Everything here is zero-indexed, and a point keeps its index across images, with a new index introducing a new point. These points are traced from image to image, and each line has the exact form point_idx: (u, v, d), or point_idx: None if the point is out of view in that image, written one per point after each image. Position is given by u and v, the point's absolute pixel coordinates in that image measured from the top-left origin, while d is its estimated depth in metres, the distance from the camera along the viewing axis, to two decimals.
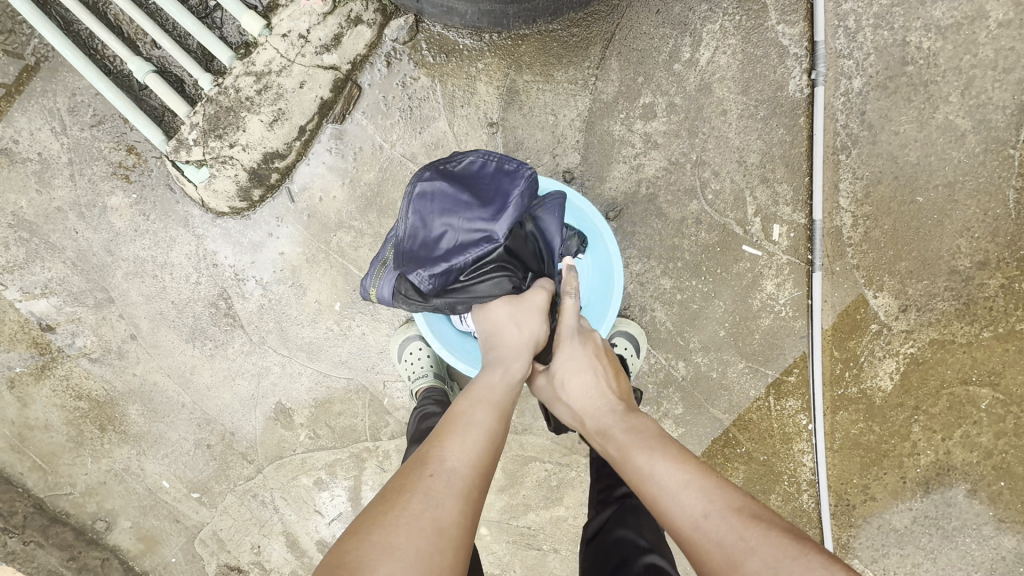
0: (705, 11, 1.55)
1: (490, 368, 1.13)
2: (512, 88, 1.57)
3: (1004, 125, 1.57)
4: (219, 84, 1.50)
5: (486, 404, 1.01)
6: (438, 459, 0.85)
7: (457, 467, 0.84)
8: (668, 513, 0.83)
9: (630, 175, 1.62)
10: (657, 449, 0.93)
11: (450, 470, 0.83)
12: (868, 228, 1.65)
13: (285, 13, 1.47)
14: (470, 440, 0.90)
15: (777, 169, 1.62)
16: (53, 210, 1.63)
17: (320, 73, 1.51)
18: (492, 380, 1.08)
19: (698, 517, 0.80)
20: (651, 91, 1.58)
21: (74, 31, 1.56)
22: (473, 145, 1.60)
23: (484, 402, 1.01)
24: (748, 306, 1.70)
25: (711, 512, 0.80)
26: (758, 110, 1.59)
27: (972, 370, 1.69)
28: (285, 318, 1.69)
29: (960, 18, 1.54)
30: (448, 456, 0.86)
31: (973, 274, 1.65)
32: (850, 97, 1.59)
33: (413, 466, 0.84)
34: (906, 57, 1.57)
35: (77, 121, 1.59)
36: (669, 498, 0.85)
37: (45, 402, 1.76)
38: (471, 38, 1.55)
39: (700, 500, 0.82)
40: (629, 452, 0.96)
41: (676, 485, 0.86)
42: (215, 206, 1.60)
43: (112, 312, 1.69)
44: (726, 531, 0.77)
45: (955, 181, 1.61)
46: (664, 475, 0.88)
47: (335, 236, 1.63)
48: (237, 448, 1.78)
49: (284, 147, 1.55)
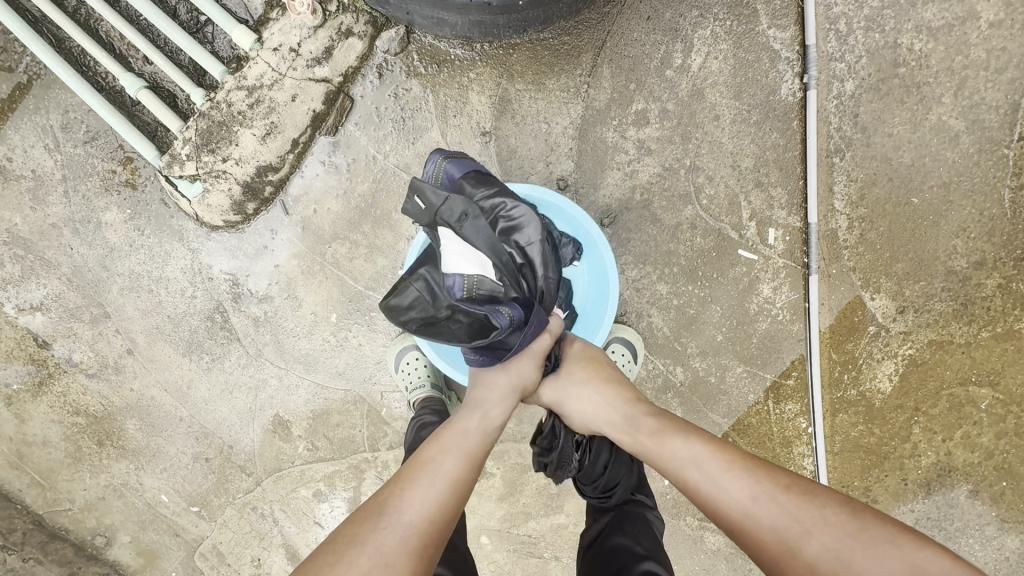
0: (696, 17, 1.55)
1: (470, 408, 1.14)
2: (504, 97, 1.57)
3: (997, 125, 1.57)
4: (211, 99, 1.50)
5: (459, 452, 1.02)
6: (394, 509, 0.88)
7: (416, 512, 0.88)
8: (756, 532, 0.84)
9: (623, 181, 1.62)
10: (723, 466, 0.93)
11: (408, 523, 0.86)
12: (864, 231, 1.65)
13: (276, 27, 1.48)
14: (431, 487, 0.93)
15: (771, 173, 1.62)
16: (48, 226, 1.63)
17: (312, 86, 1.51)
18: (467, 426, 1.09)
19: (783, 534, 0.82)
20: (643, 98, 1.58)
21: (66, 48, 1.56)
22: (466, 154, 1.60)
23: (453, 447, 1.03)
24: (746, 310, 1.70)
25: (802, 522, 0.81)
26: (751, 115, 1.59)
27: (972, 370, 1.69)
28: (282, 331, 1.69)
29: (951, 19, 1.53)
30: (406, 507, 0.89)
31: (970, 274, 1.65)
32: (843, 99, 1.59)
33: (366, 513, 0.88)
34: (898, 59, 1.56)
35: (70, 138, 1.59)
36: (750, 517, 0.86)
37: (42, 419, 1.76)
38: (462, 48, 1.55)
39: (777, 511, 0.84)
40: (696, 467, 0.95)
41: (757, 493, 0.87)
42: (209, 220, 1.60)
43: (109, 327, 1.69)
44: (821, 542, 0.78)
45: (949, 182, 1.60)
46: (738, 489, 0.89)
47: (330, 248, 1.63)
48: (236, 461, 1.78)
49: (277, 160, 1.55)
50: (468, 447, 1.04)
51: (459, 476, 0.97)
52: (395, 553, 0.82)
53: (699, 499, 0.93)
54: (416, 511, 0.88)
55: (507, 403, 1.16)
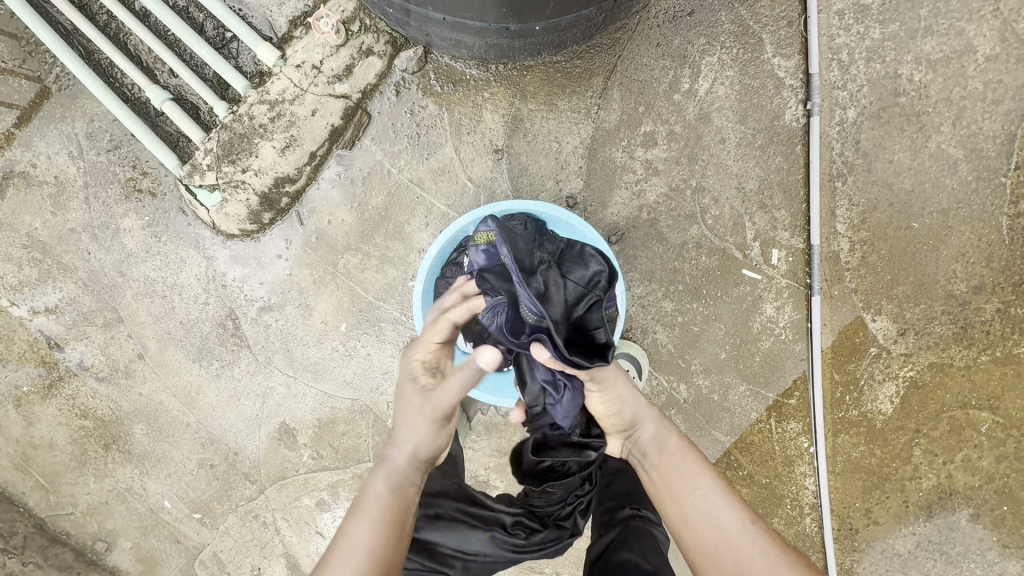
0: (703, 45, 1.60)
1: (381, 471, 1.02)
2: (517, 116, 1.62)
3: (995, 154, 1.61)
4: (234, 112, 1.54)
5: (377, 519, 0.93)
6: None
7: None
8: (709, 530, 0.96)
9: (631, 201, 1.66)
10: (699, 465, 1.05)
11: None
12: (865, 253, 1.68)
13: (299, 45, 1.53)
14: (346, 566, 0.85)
15: (775, 196, 1.66)
16: (67, 231, 1.66)
17: (332, 102, 1.56)
18: (382, 482, 0.99)
19: (734, 534, 0.94)
20: (652, 120, 1.63)
21: (94, 60, 1.60)
22: (479, 170, 1.64)
23: (369, 515, 0.93)
24: (749, 329, 1.72)
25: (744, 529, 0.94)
26: (756, 139, 1.64)
27: (972, 393, 1.71)
28: (292, 339, 1.71)
29: (950, 52, 1.59)
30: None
31: (969, 298, 1.68)
32: (845, 126, 1.64)
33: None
34: (898, 89, 1.61)
35: (93, 146, 1.63)
36: (709, 514, 0.97)
37: (50, 422, 1.77)
38: (478, 68, 1.60)
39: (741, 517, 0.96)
40: (673, 467, 1.05)
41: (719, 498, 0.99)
42: (226, 229, 1.64)
43: (121, 332, 1.72)
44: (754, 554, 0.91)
45: (948, 209, 1.65)
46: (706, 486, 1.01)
47: (342, 258, 1.67)
48: (240, 468, 1.78)
49: (295, 172, 1.59)
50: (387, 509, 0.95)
51: (385, 546, 0.90)
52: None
53: (674, 495, 1.02)
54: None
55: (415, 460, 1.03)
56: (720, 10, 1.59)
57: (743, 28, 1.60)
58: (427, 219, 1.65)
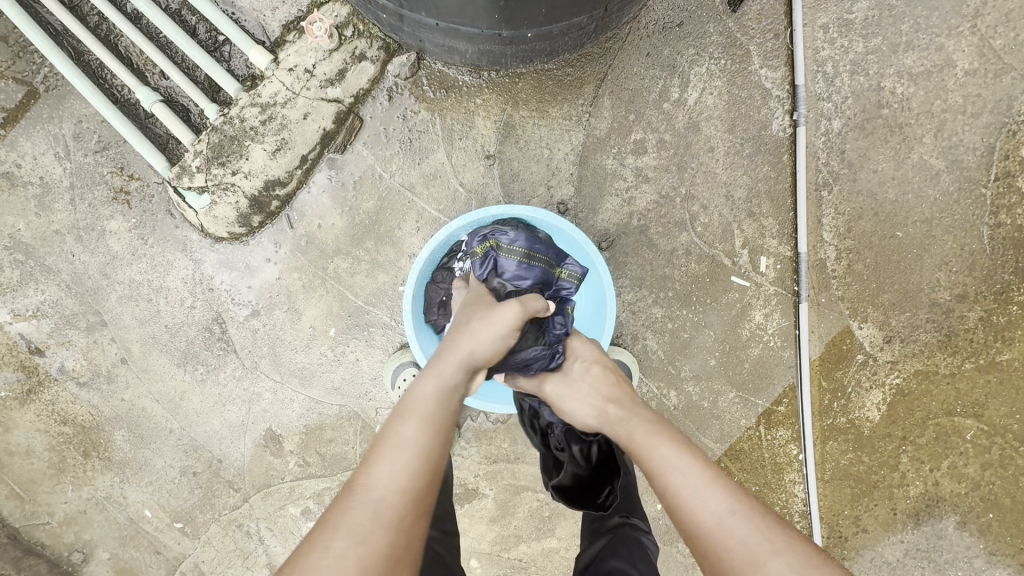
0: (693, 55, 1.63)
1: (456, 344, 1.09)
2: (509, 123, 1.64)
3: (975, 165, 1.65)
4: (224, 114, 1.54)
5: (424, 416, 0.89)
6: (366, 491, 0.77)
7: (395, 485, 0.78)
8: (691, 515, 0.85)
9: (621, 208, 1.68)
10: (677, 450, 0.95)
11: (381, 499, 0.76)
12: (851, 261, 1.71)
13: (292, 49, 1.53)
14: (397, 459, 0.81)
15: (762, 204, 1.68)
16: (51, 233, 1.64)
17: (324, 106, 1.56)
18: (427, 390, 0.95)
19: (716, 520, 0.83)
20: (642, 128, 1.65)
21: (84, 61, 1.59)
22: (470, 176, 1.65)
23: (418, 414, 0.90)
24: (738, 336, 1.74)
25: (735, 511, 0.83)
26: (744, 148, 1.66)
27: (956, 401, 1.73)
28: (280, 344, 1.69)
29: (930, 66, 1.63)
30: (375, 484, 0.78)
31: (953, 306, 1.71)
32: (831, 137, 1.67)
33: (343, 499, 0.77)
34: (881, 101, 1.65)
35: (81, 147, 1.61)
36: (688, 493, 0.87)
37: (27, 428, 1.72)
38: (470, 75, 1.61)
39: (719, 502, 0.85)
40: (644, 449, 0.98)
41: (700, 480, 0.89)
42: (214, 231, 1.62)
43: (104, 335, 1.68)
44: (752, 533, 0.80)
45: (931, 219, 1.68)
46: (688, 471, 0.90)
47: (332, 262, 1.65)
48: (224, 476, 1.75)
49: (286, 175, 1.58)
50: (437, 403, 0.93)
51: (430, 436, 0.87)
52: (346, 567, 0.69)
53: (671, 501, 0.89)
54: (387, 496, 0.76)
55: (464, 367, 1.02)
56: (708, 22, 1.61)
57: (731, 40, 1.63)
58: (418, 224, 1.65)
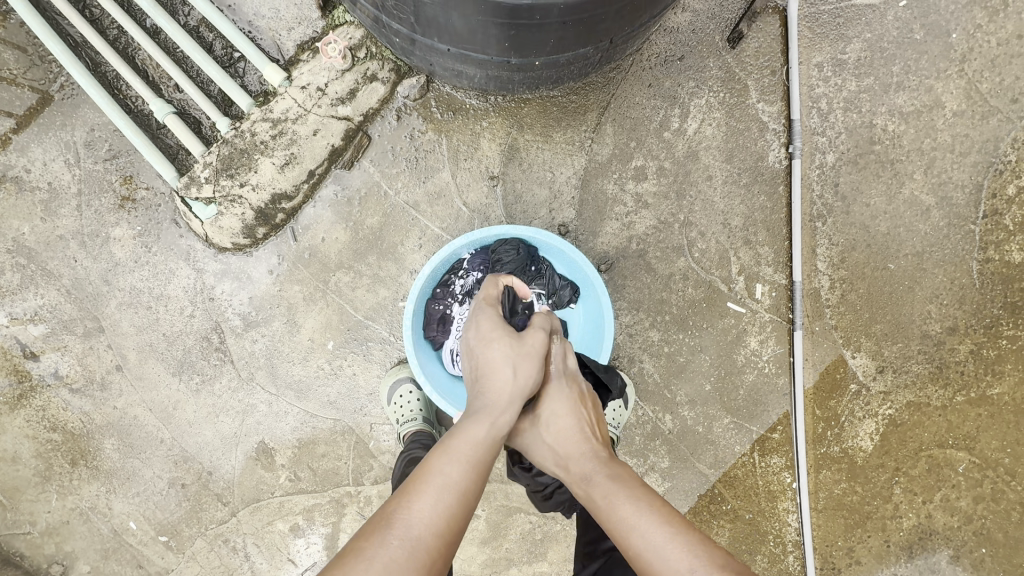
0: (692, 87, 1.68)
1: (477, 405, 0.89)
2: (513, 146, 1.68)
3: (964, 203, 1.71)
4: (236, 127, 1.57)
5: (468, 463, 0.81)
6: (404, 524, 0.73)
7: (426, 522, 0.74)
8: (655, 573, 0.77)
9: (621, 231, 1.71)
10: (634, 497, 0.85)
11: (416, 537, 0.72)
12: (844, 291, 1.75)
13: (305, 67, 1.57)
14: (418, 518, 0.75)
15: (758, 233, 1.72)
16: (55, 238, 1.64)
17: (333, 123, 1.59)
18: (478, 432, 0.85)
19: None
20: (642, 155, 1.69)
21: (101, 72, 1.62)
22: (474, 196, 1.68)
23: (459, 450, 0.82)
24: (733, 361, 1.76)
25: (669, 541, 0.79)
26: (741, 178, 1.70)
27: (948, 434, 1.78)
28: (277, 356, 1.69)
29: (920, 106, 1.69)
30: (416, 514, 0.74)
31: (944, 339, 1.76)
32: (825, 170, 1.72)
33: (376, 525, 0.74)
34: (874, 137, 1.70)
35: (91, 154, 1.62)
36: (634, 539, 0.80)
37: (16, 433, 1.70)
38: (477, 99, 1.66)
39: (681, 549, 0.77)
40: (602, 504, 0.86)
41: (656, 531, 0.79)
42: (218, 241, 1.64)
43: (101, 342, 1.68)
44: None
45: (922, 252, 1.73)
46: (640, 521, 0.81)
47: (334, 276, 1.67)
48: (212, 489, 1.73)
49: (292, 189, 1.60)
50: (477, 455, 0.82)
51: (467, 490, 0.79)
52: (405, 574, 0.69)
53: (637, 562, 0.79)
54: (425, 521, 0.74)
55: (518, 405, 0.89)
56: (708, 57, 1.68)
57: (730, 75, 1.68)
58: (421, 241, 1.67)
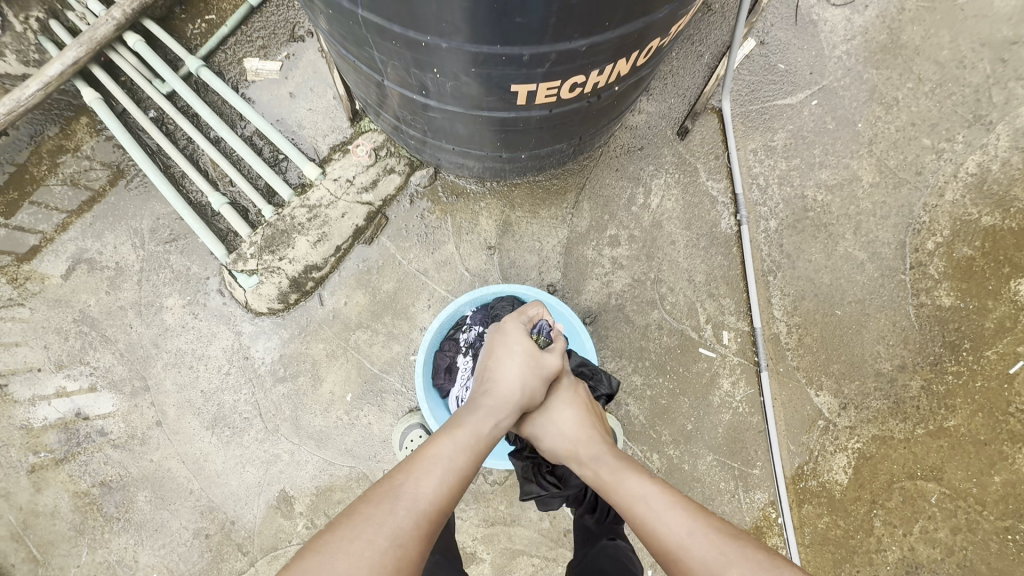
0: (652, 170, 2.04)
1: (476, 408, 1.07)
2: (507, 221, 2.00)
3: (892, 257, 2.01)
4: (278, 213, 1.90)
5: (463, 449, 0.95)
6: (411, 497, 0.82)
7: (428, 497, 0.83)
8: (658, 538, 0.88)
9: (601, 289, 1.99)
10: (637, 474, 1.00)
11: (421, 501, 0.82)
12: (800, 335, 1.99)
13: (337, 164, 1.94)
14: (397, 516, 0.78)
15: (720, 287, 2.00)
16: (116, 308, 1.91)
17: (358, 207, 1.93)
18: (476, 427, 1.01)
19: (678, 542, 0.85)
20: (615, 226, 2.01)
21: (170, 172, 1.98)
22: (475, 263, 1.98)
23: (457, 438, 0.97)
24: (710, 402, 1.96)
25: (695, 532, 0.85)
26: (700, 242, 2.02)
27: (916, 465, 1.94)
28: (301, 408, 1.89)
29: (842, 179, 2.05)
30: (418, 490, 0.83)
31: (896, 376, 1.99)
32: (770, 233, 2.03)
33: (383, 496, 0.81)
34: (807, 206, 2.04)
35: (155, 239, 1.94)
36: (656, 523, 0.89)
37: (57, 488, 1.85)
38: (476, 184, 2.01)
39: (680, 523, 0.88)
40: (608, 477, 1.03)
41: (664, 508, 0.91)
42: (256, 307, 1.91)
43: (145, 400, 1.89)
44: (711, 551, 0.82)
45: (863, 299, 2.00)
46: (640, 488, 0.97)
47: (354, 334, 1.92)
48: (234, 538, 1.85)
49: (322, 261, 1.90)
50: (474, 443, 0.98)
51: (464, 473, 0.91)
52: (411, 538, 0.77)
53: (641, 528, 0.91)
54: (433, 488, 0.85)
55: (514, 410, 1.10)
56: (663, 146, 2.06)
57: (682, 160, 2.05)
58: (429, 302, 1.94)
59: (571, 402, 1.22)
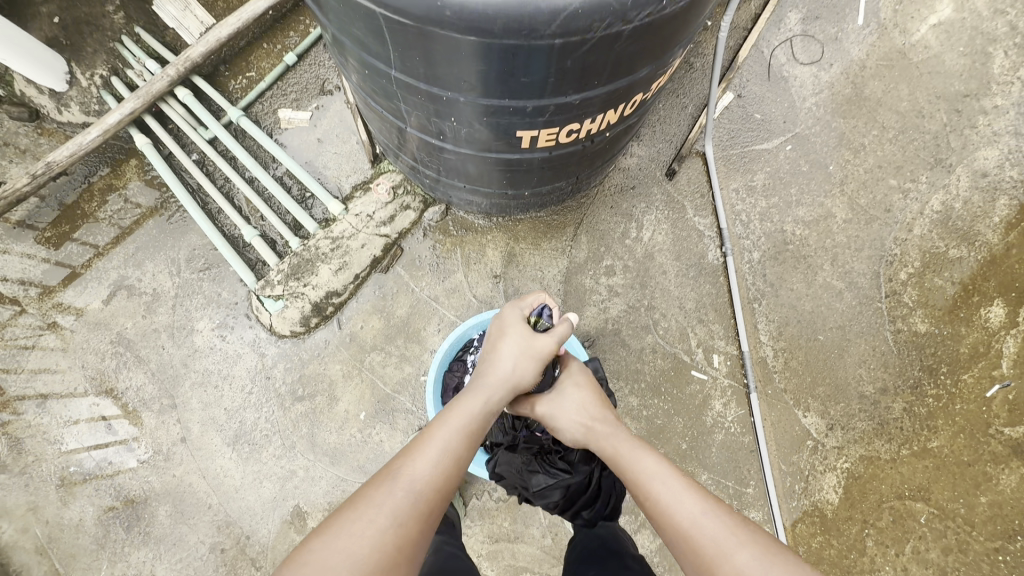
0: (644, 207, 2.25)
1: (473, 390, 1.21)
2: (511, 252, 2.19)
3: (868, 286, 2.17)
4: (304, 244, 2.09)
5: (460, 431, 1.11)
6: (409, 477, 0.99)
7: (425, 477, 1.00)
8: (672, 517, 1.01)
9: (598, 314, 2.14)
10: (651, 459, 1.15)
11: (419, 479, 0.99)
12: (786, 359, 2.13)
13: (359, 201, 2.14)
14: (394, 496, 0.95)
15: (709, 313, 2.15)
16: (150, 331, 2.07)
17: (376, 239, 2.11)
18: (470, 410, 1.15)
19: (691, 520, 0.99)
20: (610, 257, 2.19)
21: (207, 207, 2.19)
22: (482, 291, 2.15)
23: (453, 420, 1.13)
24: (703, 423, 2.07)
25: (707, 512, 0.99)
26: (689, 272, 2.19)
27: (904, 485, 2.02)
28: (317, 426, 2.01)
29: (817, 215, 2.24)
30: (416, 471, 1.00)
31: (879, 398, 2.10)
32: (754, 264, 2.21)
33: (384, 477, 0.99)
34: (787, 239, 2.23)
35: (190, 267, 2.12)
36: (669, 499, 1.04)
37: (84, 501, 1.95)
38: (484, 220, 2.21)
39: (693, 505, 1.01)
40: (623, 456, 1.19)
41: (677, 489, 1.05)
42: (280, 330, 2.06)
43: (172, 417, 2.01)
44: (719, 530, 0.96)
45: (843, 326, 2.15)
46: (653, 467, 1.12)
47: (369, 355, 2.06)
48: (248, 553, 1.92)
49: (342, 288, 2.07)
50: (468, 425, 1.13)
51: (458, 453, 1.07)
52: (406, 513, 0.94)
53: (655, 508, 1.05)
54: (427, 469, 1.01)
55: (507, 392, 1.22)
56: (653, 185, 2.27)
57: (670, 198, 2.26)
58: (439, 326, 2.10)
59: (580, 386, 1.40)
